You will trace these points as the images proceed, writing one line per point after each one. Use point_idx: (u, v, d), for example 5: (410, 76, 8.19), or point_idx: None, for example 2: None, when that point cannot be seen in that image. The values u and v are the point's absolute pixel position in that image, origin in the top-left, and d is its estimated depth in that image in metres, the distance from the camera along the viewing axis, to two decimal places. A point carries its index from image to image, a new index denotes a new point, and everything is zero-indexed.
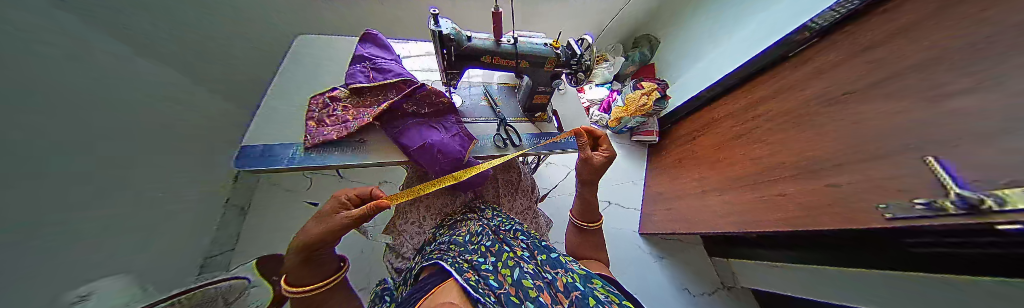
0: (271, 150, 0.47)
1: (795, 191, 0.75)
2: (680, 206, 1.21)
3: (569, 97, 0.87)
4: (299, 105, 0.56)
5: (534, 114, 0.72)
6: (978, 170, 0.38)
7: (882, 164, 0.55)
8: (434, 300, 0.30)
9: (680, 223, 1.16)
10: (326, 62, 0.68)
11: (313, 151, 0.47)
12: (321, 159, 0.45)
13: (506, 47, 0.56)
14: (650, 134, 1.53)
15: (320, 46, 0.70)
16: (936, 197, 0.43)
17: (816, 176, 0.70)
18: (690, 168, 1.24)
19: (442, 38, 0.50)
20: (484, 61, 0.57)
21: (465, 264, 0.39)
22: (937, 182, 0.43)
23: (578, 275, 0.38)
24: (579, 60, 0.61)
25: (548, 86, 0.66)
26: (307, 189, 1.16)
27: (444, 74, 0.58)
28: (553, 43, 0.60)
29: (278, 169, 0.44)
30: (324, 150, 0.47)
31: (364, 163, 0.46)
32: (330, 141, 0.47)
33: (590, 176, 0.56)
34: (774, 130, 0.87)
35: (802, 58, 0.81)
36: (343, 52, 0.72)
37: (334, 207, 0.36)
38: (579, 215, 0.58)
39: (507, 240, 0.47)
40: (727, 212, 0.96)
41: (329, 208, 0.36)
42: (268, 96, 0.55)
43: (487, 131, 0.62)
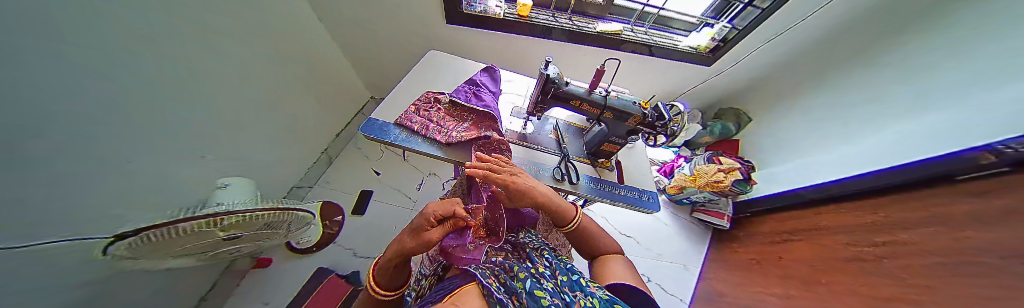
0: (387, 125, 0.61)
1: None
2: None
3: (637, 152, 0.85)
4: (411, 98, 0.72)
5: (598, 160, 0.74)
6: None
7: None
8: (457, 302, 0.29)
9: None
10: (440, 70, 0.85)
11: (412, 136, 0.60)
12: (416, 145, 0.58)
13: (598, 97, 0.60)
14: (719, 218, 1.31)
15: (442, 61, 0.89)
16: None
17: None
18: (772, 275, 0.98)
19: (545, 78, 0.58)
20: (571, 104, 0.63)
21: (485, 269, 0.38)
22: None
23: (599, 300, 0.32)
24: (665, 124, 0.62)
25: (623, 138, 0.66)
26: (377, 160, 1.38)
27: (531, 105, 0.65)
28: (642, 103, 0.62)
29: (386, 141, 0.57)
30: (420, 139, 0.60)
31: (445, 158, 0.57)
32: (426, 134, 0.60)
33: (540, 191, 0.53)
34: None
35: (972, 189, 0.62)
36: (454, 65, 0.89)
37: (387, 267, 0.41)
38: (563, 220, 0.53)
39: (529, 257, 0.43)
40: None
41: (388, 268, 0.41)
42: (394, 89, 0.74)
43: (550, 162, 0.68)
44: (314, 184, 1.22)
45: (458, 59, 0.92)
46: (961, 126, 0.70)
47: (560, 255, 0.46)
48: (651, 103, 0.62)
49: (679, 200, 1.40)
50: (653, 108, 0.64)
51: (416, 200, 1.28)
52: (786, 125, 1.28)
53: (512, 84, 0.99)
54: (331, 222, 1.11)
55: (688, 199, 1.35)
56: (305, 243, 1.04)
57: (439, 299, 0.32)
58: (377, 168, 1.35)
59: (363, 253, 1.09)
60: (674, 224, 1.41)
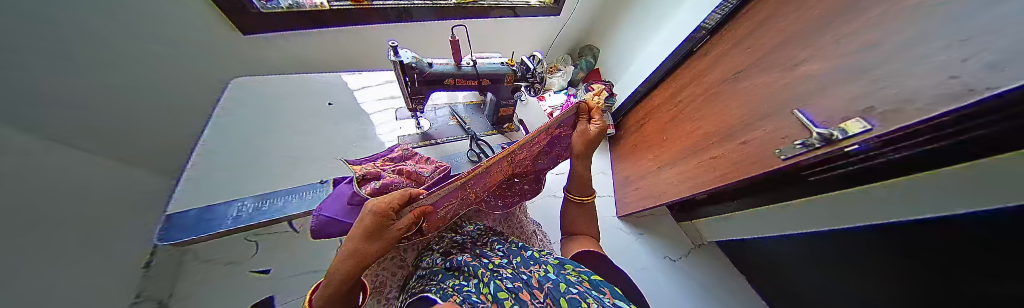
0: (205, 217, 0.48)
1: (723, 153, 0.89)
2: (644, 184, 1.34)
3: (531, 107, 0.96)
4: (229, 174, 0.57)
5: (503, 126, 0.81)
6: (837, 111, 0.51)
7: (769, 123, 0.71)
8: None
9: (648, 200, 1.28)
10: (286, 111, 0.74)
11: (257, 210, 0.51)
12: (269, 214, 0.51)
13: (467, 69, 0.60)
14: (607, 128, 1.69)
15: (293, 96, 0.78)
16: (808, 137, 0.56)
17: (731, 139, 0.85)
18: (644, 151, 1.40)
19: (401, 67, 0.52)
20: (446, 84, 0.60)
21: (445, 289, 0.33)
22: (805, 129, 0.58)
23: (552, 265, 0.34)
24: (533, 73, 0.69)
25: (512, 99, 0.73)
26: (255, 256, 0.93)
27: (408, 100, 0.59)
28: (509, 61, 0.66)
29: (218, 232, 0.47)
30: (271, 208, 0.52)
31: (318, 207, 0.53)
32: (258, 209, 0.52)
33: (582, 149, 0.57)
34: (697, 107, 1.04)
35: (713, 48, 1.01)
36: (311, 103, 0.79)
37: (378, 220, 0.36)
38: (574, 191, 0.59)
39: (483, 253, 0.41)
40: (680, 182, 1.10)
41: (375, 222, 0.36)
42: (187, 173, 0.55)
43: (462, 148, 0.73)
44: None
45: (322, 88, 0.83)
46: (686, 23, 1.18)
47: (511, 239, 0.46)
48: (516, 60, 0.67)
49: None
50: (521, 63, 0.70)
51: None
52: (620, 43, 1.74)
53: (389, 86, 0.92)
54: None
55: None
56: None
57: None
58: (256, 261, 0.92)
59: None
60: None
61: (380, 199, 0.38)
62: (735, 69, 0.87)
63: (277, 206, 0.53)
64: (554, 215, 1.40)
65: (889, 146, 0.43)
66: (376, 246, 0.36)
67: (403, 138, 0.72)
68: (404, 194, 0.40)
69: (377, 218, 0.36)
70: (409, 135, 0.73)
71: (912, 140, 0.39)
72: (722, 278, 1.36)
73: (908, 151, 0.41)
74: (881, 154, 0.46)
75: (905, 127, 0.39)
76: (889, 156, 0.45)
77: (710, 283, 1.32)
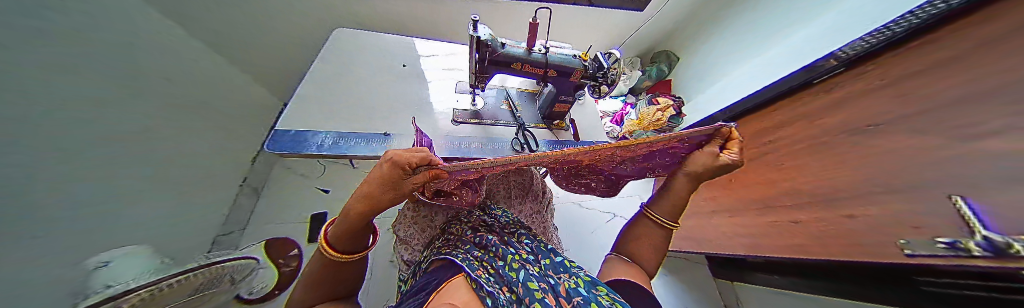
0: (299, 139, 0.59)
1: (810, 219, 0.71)
2: (688, 223, 1.18)
3: (587, 108, 0.90)
4: (323, 106, 0.69)
5: (553, 121, 0.79)
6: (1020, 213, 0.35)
7: (896, 201, 0.53)
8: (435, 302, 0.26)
9: (687, 241, 1.13)
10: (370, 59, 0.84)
11: (334, 143, 0.60)
12: (346, 149, 0.60)
13: (538, 56, 0.58)
14: None
15: (376, 47, 0.88)
16: (963, 236, 0.40)
17: (833, 207, 0.66)
18: (703, 188, 1.21)
19: (478, 42, 0.54)
20: (514, 67, 0.60)
21: (472, 262, 0.34)
22: (957, 224, 0.42)
23: (583, 280, 0.32)
24: (607, 73, 0.64)
25: (571, 96, 0.70)
26: (321, 176, 1.14)
27: (472, 76, 0.61)
28: (582, 55, 0.63)
29: (307, 153, 0.57)
30: (345, 144, 0.61)
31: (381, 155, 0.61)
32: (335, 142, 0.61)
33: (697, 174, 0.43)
34: (794, 155, 0.84)
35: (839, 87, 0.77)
36: (392, 55, 0.88)
37: (397, 173, 0.37)
38: (664, 212, 0.46)
39: (511, 242, 0.41)
40: (735, 234, 0.94)
41: (394, 174, 0.37)
42: (292, 100, 0.67)
43: (507, 135, 0.73)
44: (247, 225, 0.92)
45: (404, 46, 0.93)
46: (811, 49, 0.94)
47: (539, 238, 0.46)
48: (590, 54, 0.63)
49: None
50: (594, 59, 0.65)
51: None
52: (709, 56, 1.48)
53: (454, 58, 0.97)
54: (287, 259, 0.88)
55: None
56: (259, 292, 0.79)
57: (423, 300, 0.28)
58: (322, 181, 1.13)
59: None
60: None
61: (402, 152, 0.38)
62: (866, 121, 0.66)
63: (352, 146, 0.61)
64: (575, 223, 1.35)
65: None
66: (389, 193, 0.38)
67: (457, 112, 0.76)
68: (426, 155, 0.38)
69: (396, 169, 0.37)
70: (463, 110, 0.77)
71: None
72: None
73: None
74: None
75: None
76: None
77: None
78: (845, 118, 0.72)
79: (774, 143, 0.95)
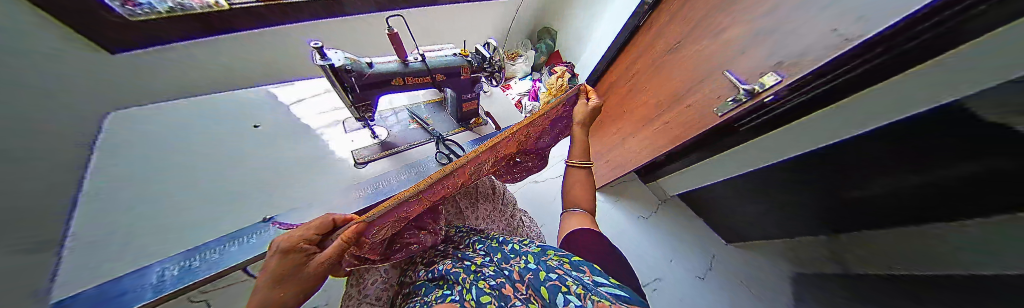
0: (111, 292, 0.38)
1: (670, 118, 0.99)
2: (613, 156, 1.45)
3: (497, 98, 0.94)
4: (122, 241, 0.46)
5: (469, 121, 0.78)
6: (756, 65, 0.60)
7: (702, 85, 0.80)
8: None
9: (620, 170, 1.39)
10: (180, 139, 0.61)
11: (171, 275, 0.42)
12: (206, 269, 0.44)
13: (415, 66, 0.55)
14: None
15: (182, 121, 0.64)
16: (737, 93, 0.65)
17: (678, 102, 0.92)
18: (608, 126, 1.48)
19: (334, 72, 0.45)
20: (394, 85, 0.56)
21: (430, 305, 0.31)
22: (730, 86, 0.67)
23: (533, 254, 0.34)
24: (490, 62, 0.66)
25: (473, 92, 0.70)
26: None
27: (351, 109, 0.53)
28: (461, 52, 0.63)
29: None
30: (201, 263, 0.45)
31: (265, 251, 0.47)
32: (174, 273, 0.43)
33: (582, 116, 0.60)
34: None
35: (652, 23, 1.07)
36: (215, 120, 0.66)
37: (297, 258, 0.31)
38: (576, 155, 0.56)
39: (465, 256, 0.40)
40: (642, 149, 1.21)
41: (293, 262, 0.30)
42: None
43: (428, 152, 0.69)
44: None
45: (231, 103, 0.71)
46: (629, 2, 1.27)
47: (491, 235, 0.46)
48: (468, 51, 0.64)
49: None
50: (476, 52, 0.67)
51: None
52: (576, 23, 1.78)
53: (329, 95, 0.81)
54: None
55: None
56: None
57: None
58: None
59: None
60: None
61: (294, 234, 0.33)
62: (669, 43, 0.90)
63: (222, 259, 0.46)
64: (536, 200, 1.43)
65: (791, 93, 0.57)
66: (303, 286, 0.30)
67: (357, 152, 0.65)
68: (324, 221, 0.36)
69: (295, 254, 0.31)
70: (364, 147, 0.66)
71: (812, 83, 0.52)
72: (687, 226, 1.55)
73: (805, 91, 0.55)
74: (795, 96, 0.58)
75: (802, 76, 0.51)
76: (804, 95, 0.57)
77: (677, 233, 1.50)
78: None
79: None
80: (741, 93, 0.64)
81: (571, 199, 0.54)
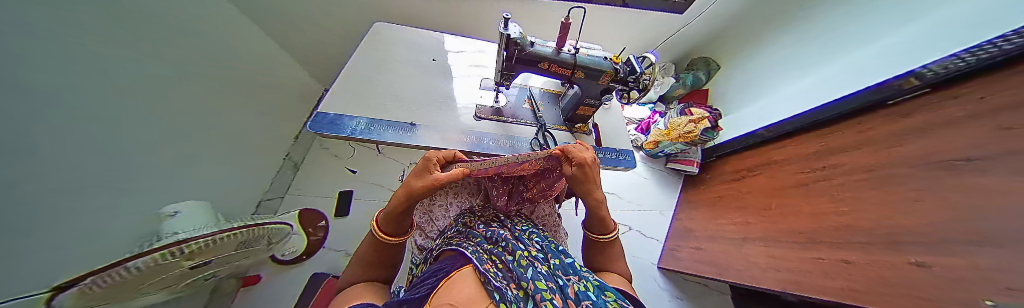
0: (335, 122, 0.65)
1: (865, 261, 0.62)
2: (713, 247, 1.09)
3: (614, 114, 0.87)
4: (359, 91, 0.74)
5: (575, 125, 0.77)
6: None
7: (980, 253, 0.45)
8: (443, 296, 0.26)
9: (710, 266, 1.04)
10: (398, 46, 0.90)
11: (364, 129, 0.65)
12: (376, 136, 0.64)
13: (568, 57, 0.58)
14: (690, 164, 1.42)
15: (405, 35, 0.95)
16: None
17: (898, 251, 0.57)
18: (732, 208, 1.12)
19: (506, 40, 0.54)
20: (541, 67, 0.60)
21: (482, 256, 0.34)
22: None
23: (592, 285, 0.30)
24: (641, 78, 0.61)
25: (597, 99, 0.68)
26: (351, 157, 1.23)
27: (499, 74, 0.62)
28: (613, 58, 0.61)
29: (340, 136, 0.62)
30: (375, 130, 0.66)
31: (403, 143, 0.64)
32: (367, 127, 0.66)
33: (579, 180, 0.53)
34: (848, 186, 0.75)
35: (918, 109, 0.67)
36: (420, 42, 0.94)
37: (428, 167, 0.44)
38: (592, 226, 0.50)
39: (521, 238, 0.41)
40: (771, 267, 0.84)
41: (425, 167, 0.44)
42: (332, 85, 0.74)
43: (528, 134, 0.73)
44: (286, 193, 1.06)
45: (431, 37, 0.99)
46: (878, 65, 0.83)
47: (549, 237, 0.45)
48: (622, 57, 0.61)
49: (655, 154, 1.50)
50: (626, 62, 0.63)
51: None
52: (755, 64, 1.34)
53: (481, 55, 0.98)
54: (316, 228, 1.01)
55: (662, 152, 1.46)
56: (292, 254, 0.96)
57: (434, 284, 0.29)
58: (353, 164, 1.21)
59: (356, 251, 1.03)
60: (652, 177, 1.52)
61: (434, 154, 0.46)
62: (944, 155, 0.57)
63: (380, 133, 0.65)
64: None
65: None
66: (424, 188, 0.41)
67: (480, 108, 0.77)
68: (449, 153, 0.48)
69: (428, 164, 0.44)
70: (486, 106, 0.78)
71: None
72: None
73: None
74: None
75: None
76: None
77: None
78: (919, 149, 0.62)
79: (821, 167, 0.86)
80: None
81: (606, 259, 0.49)
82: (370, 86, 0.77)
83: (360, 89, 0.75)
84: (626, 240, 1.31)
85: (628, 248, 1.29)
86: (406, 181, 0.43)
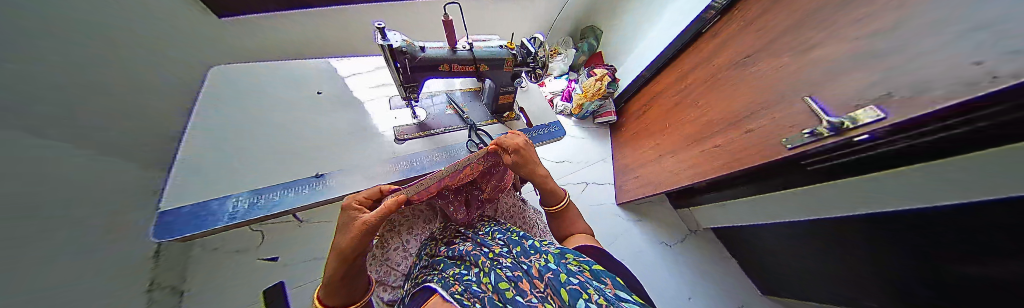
0: (202, 213, 0.49)
1: (725, 141, 0.88)
2: (644, 172, 1.33)
3: (533, 93, 0.93)
4: (227, 161, 0.57)
5: (503, 115, 0.79)
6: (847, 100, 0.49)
7: (773, 111, 0.69)
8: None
9: (648, 187, 1.27)
10: (267, 88, 0.72)
11: (254, 205, 0.52)
12: (275, 206, 0.51)
13: (464, 53, 0.57)
14: (608, 114, 1.68)
15: (271, 72, 0.76)
16: (816, 126, 0.54)
17: (737, 127, 0.82)
18: (645, 138, 1.39)
19: (391, 51, 0.49)
20: (442, 70, 0.58)
21: (447, 279, 0.33)
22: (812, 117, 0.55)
23: (553, 254, 0.33)
24: (535, 57, 0.66)
25: (512, 86, 0.70)
26: (258, 244, 0.94)
27: (401, 88, 0.57)
28: (508, 45, 0.63)
29: (217, 228, 0.48)
30: (271, 200, 0.53)
31: (318, 201, 0.54)
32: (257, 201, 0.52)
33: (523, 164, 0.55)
34: (701, 94, 1.02)
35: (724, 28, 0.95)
36: (297, 76, 0.77)
37: (352, 214, 0.39)
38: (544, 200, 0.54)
39: (484, 242, 0.40)
40: (679, 170, 1.10)
41: (349, 216, 0.39)
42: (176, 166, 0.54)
43: (461, 139, 0.71)
44: None
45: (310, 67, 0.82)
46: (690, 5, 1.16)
47: (511, 228, 0.46)
48: (516, 43, 0.64)
49: (582, 116, 1.70)
50: (521, 46, 0.67)
51: None
52: (625, 23, 1.66)
53: (381, 72, 0.88)
54: None
55: (587, 112, 1.65)
56: None
57: None
58: (263, 249, 0.94)
59: None
60: (586, 135, 1.73)
61: (356, 198, 0.41)
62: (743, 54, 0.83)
63: (282, 199, 0.53)
64: None
65: (893, 135, 0.42)
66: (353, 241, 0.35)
67: (398, 129, 0.70)
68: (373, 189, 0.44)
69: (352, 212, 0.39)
70: (406, 126, 0.71)
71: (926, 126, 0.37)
72: (715, 261, 1.40)
73: (916, 137, 0.40)
74: (899, 140, 0.43)
75: (910, 121, 0.37)
76: (913, 142, 0.42)
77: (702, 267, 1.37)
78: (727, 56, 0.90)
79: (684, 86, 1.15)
80: (824, 127, 0.51)
81: (568, 224, 0.54)
82: (241, 148, 0.59)
83: (228, 157, 0.57)
84: (585, 196, 1.47)
85: (589, 201, 1.46)
86: (333, 242, 0.37)
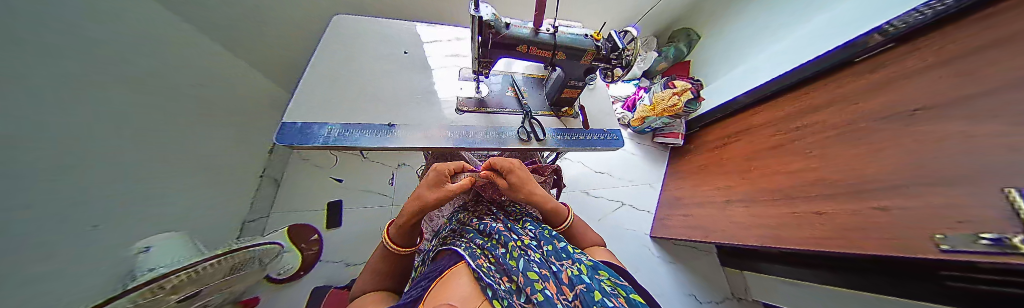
0: (305, 129, 0.60)
1: (835, 211, 0.67)
2: (698, 212, 1.15)
3: (598, 93, 0.86)
4: (329, 94, 0.69)
5: (561, 109, 0.76)
6: None
7: (936, 193, 0.49)
8: (437, 297, 0.25)
9: (697, 230, 1.10)
10: (367, 41, 0.83)
11: (340, 135, 0.61)
12: (354, 141, 0.60)
13: (547, 37, 0.55)
14: (674, 136, 1.47)
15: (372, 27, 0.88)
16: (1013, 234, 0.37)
17: (862, 198, 0.62)
18: (715, 175, 1.17)
19: (479, 23, 0.50)
20: (518, 50, 0.57)
21: (474, 251, 0.34)
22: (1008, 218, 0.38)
23: (585, 266, 0.31)
24: (622, 54, 0.60)
25: (581, 80, 0.66)
26: (335, 165, 1.17)
27: (476, 61, 0.59)
28: (594, 35, 0.59)
29: (313, 145, 0.58)
30: (351, 135, 0.62)
31: (384, 146, 0.61)
32: (342, 132, 0.62)
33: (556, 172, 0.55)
34: (818, 143, 0.79)
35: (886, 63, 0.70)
36: (391, 34, 0.88)
37: (439, 178, 0.43)
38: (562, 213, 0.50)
39: (514, 229, 0.40)
40: (750, 225, 0.91)
41: (437, 178, 0.43)
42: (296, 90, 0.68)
43: (514, 123, 0.72)
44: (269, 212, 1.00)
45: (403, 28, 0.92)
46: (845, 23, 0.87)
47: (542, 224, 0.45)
48: (602, 34, 0.59)
49: (642, 130, 1.53)
50: (607, 39, 0.61)
51: (390, 192, 1.18)
52: (733, 33, 1.37)
53: (457, 43, 0.93)
54: (307, 243, 0.98)
55: (650, 128, 1.49)
56: (286, 272, 0.92)
57: (425, 286, 0.29)
58: (337, 171, 1.16)
59: (352, 258, 1.01)
60: (640, 153, 1.56)
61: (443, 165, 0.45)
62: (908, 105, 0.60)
63: (357, 137, 0.61)
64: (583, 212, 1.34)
65: None
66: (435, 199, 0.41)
67: (461, 100, 0.74)
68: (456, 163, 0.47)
69: (439, 175, 0.43)
70: (467, 98, 0.75)
71: None
72: None
73: None
74: None
75: None
76: None
77: None
78: (880, 103, 0.66)
79: (795, 127, 0.90)
80: None
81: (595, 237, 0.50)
82: (340, 87, 0.71)
83: (330, 92, 0.69)
84: (619, 216, 1.36)
85: (622, 223, 1.35)
86: (418, 193, 0.42)
